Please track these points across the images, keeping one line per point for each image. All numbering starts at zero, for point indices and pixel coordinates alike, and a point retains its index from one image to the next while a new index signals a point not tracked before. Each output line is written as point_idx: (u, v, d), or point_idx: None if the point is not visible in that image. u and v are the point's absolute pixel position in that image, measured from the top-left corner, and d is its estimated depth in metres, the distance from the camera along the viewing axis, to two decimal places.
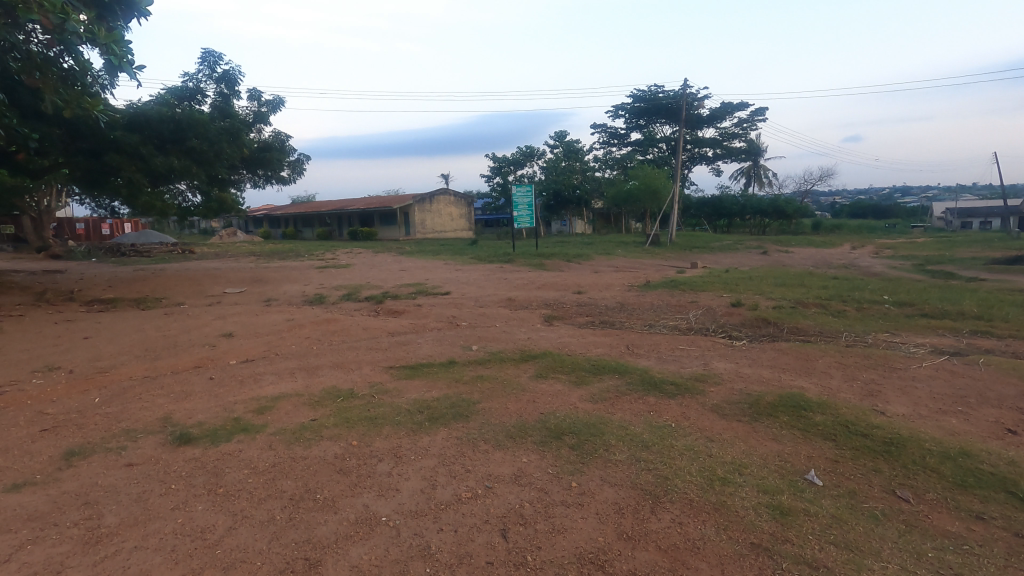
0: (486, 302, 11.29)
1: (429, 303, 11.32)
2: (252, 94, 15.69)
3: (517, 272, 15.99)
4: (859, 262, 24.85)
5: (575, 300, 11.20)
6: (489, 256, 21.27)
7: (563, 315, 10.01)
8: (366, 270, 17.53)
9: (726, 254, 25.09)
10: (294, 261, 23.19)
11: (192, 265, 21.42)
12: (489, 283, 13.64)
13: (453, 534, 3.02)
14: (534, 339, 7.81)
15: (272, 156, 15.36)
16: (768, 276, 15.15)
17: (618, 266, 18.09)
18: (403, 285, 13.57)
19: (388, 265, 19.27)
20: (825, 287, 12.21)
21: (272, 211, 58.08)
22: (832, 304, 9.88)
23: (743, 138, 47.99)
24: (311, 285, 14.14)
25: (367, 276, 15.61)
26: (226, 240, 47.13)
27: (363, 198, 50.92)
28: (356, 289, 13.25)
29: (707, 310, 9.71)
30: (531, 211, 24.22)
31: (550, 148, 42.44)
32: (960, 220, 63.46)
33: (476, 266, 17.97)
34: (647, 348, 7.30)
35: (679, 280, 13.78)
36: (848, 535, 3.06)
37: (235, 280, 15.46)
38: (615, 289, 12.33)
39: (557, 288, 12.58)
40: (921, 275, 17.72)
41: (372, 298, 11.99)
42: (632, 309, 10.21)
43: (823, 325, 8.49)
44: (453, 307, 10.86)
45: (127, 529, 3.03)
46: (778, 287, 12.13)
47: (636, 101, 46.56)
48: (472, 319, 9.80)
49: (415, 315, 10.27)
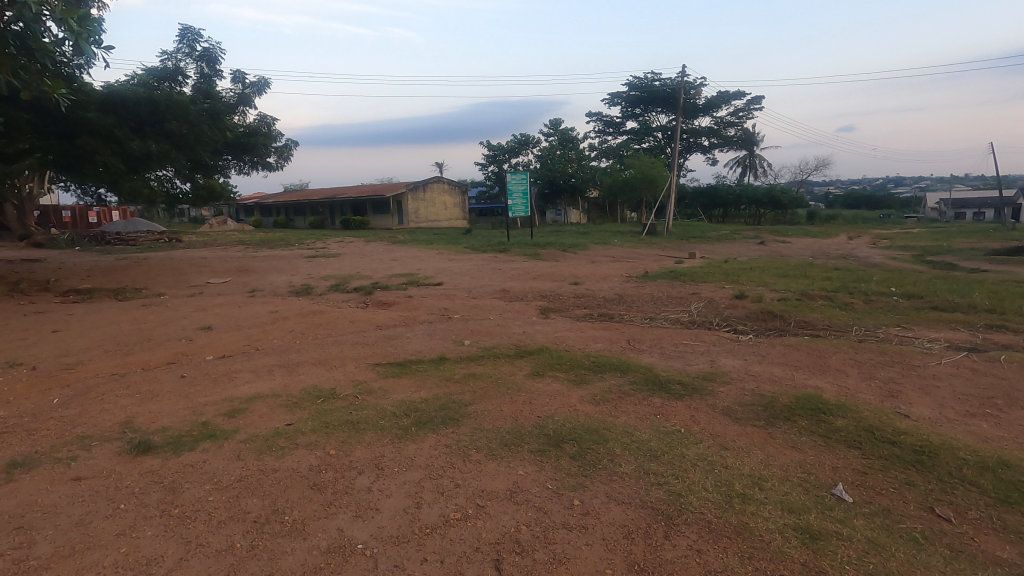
0: (480, 293, 10.87)
1: (420, 294, 10.88)
2: (235, 75, 15.09)
3: (511, 262, 15.54)
4: (857, 252, 24.59)
5: (572, 291, 10.80)
6: (482, 246, 20.80)
7: (560, 307, 9.61)
8: (357, 259, 17.06)
9: (724, 244, 24.75)
10: (284, 251, 22.66)
11: (177, 254, 20.81)
12: (483, 273, 13.21)
13: (439, 565, 2.62)
14: (530, 333, 7.42)
15: (258, 142, 14.80)
16: (770, 266, 14.80)
17: (615, 256, 17.66)
18: (394, 275, 13.13)
19: (380, 255, 18.75)
20: (828, 278, 11.85)
21: (264, 199, 57.20)
22: (838, 296, 9.52)
23: (739, 128, 47.59)
24: (299, 275, 13.66)
25: (357, 266, 15.12)
26: (216, 229, 46.48)
27: (355, 187, 50.23)
28: (345, 279, 12.78)
29: (710, 302, 9.34)
30: (526, 199, 23.75)
31: (545, 136, 41.86)
32: (954, 210, 63.49)
33: (470, 256, 17.53)
34: (649, 343, 6.90)
35: (678, 271, 13.42)
36: (889, 565, 2.68)
37: (220, 269, 14.96)
38: (613, 280, 11.94)
39: (553, 279, 12.18)
40: (921, 267, 17.43)
41: (361, 289, 11.56)
42: (631, 301, 9.82)
43: (832, 319, 8.12)
44: (445, 299, 10.44)
45: (60, 561, 2.62)
46: (781, 278, 11.75)
47: (632, 90, 46.03)
48: (465, 312, 9.38)
49: (405, 307, 9.83)
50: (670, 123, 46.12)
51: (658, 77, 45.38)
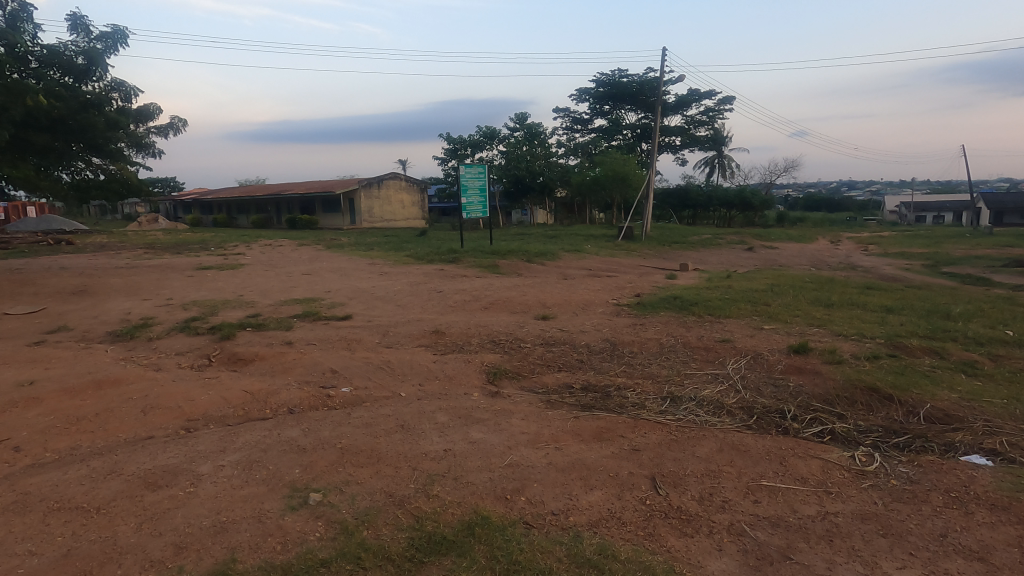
0: (401, 337, 7.18)
1: (307, 340, 7.09)
2: (75, 23, 10.97)
3: (458, 279, 11.80)
4: (857, 261, 21.77)
5: (539, 334, 7.19)
6: (428, 254, 16.98)
7: (520, 367, 6.00)
8: (262, 272, 13.10)
9: (710, 251, 21.68)
10: (186, 257, 18.28)
11: (42, 261, 16.35)
12: (416, 299, 9.48)
13: None
14: (459, 460, 3.73)
15: (98, 119, 10.77)
16: (786, 286, 11.55)
17: (592, 270, 14.17)
18: (289, 302, 9.27)
19: (297, 265, 14.79)
20: (889, 309, 8.58)
21: (203, 195, 51.70)
22: (944, 347, 6.20)
23: (709, 127, 45.09)
24: (155, 299, 9.68)
25: (251, 283, 11.21)
26: (140, 228, 41.26)
27: (302, 183, 45.66)
28: (213, 309, 8.85)
29: (757, 362, 5.90)
30: (484, 197, 20.06)
31: (510, 131, 38.37)
32: (914, 213, 62.69)
33: (408, 268, 13.76)
34: (699, 491, 3.36)
35: (680, 294, 10.01)
36: None
37: (53, 289, 10.81)
38: (597, 311, 8.43)
39: (512, 310, 8.56)
40: (950, 282, 14.53)
41: (223, 327, 7.69)
42: (632, 356, 6.28)
43: (981, 404, 4.74)
44: (341, 351, 6.68)
45: None
46: (828, 309, 8.41)
47: (599, 85, 42.89)
48: (363, 381, 5.68)
49: (270, 370, 6.04)
50: (641, 121, 43.13)
51: (627, 73, 42.44)
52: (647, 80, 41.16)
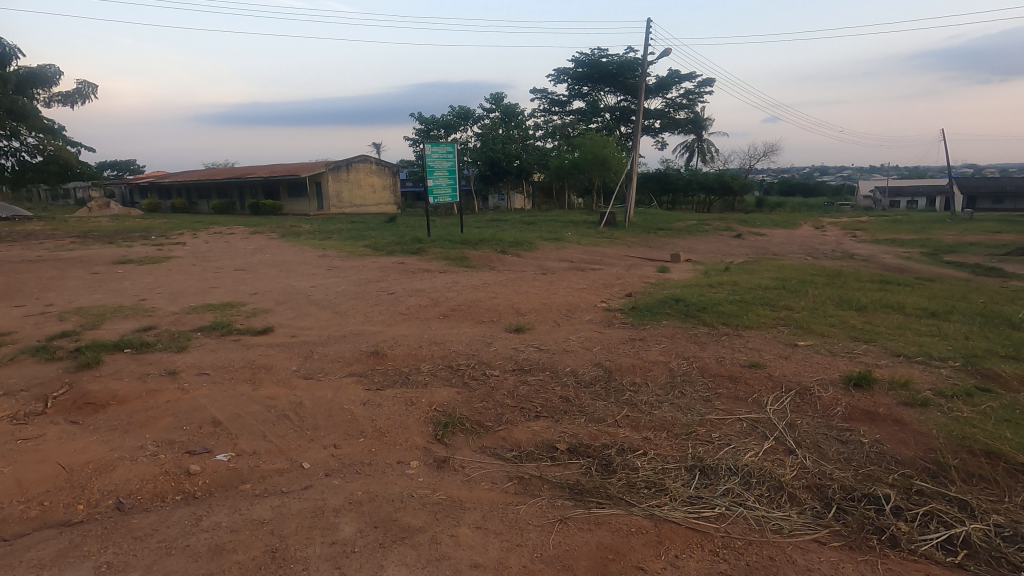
0: (326, 362, 5.40)
1: (199, 368, 5.28)
2: None
3: (418, 276, 9.98)
4: (850, 248, 20.60)
5: (510, 356, 5.47)
6: (389, 243, 15.07)
7: (481, 413, 4.26)
8: (187, 266, 11.09)
9: (696, 239, 20.24)
10: (114, 249, 16.01)
11: None
12: (359, 304, 7.65)
13: None
14: None
15: None
16: (795, 282, 10.03)
17: (575, 262, 12.45)
18: (198, 310, 7.37)
19: (235, 258, 12.76)
20: (934, 315, 7.05)
21: (160, 178, 48.40)
22: None
23: (689, 110, 43.55)
24: (28, 306, 7.66)
25: (165, 282, 9.23)
26: (88, 214, 38.21)
27: (266, 166, 42.98)
28: (95, 320, 6.91)
29: (809, 404, 4.28)
30: (453, 180, 18.12)
31: (485, 111, 36.27)
32: (891, 198, 62.35)
33: (362, 262, 11.84)
34: None
35: (681, 294, 8.38)
36: None
37: None
38: (585, 320, 6.76)
39: (477, 320, 6.81)
40: (962, 274, 13.24)
41: (92, 347, 5.79)
42: (635, 392, 4.61)
43: None
44: (238, 386, 4.86)
45: None
46: (864, 315, 6.86)
47: (578, 65, 40.86)
48: (251, 442, 3.89)
49: (124, 420, 4.22)
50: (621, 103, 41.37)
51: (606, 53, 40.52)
52: (627, 61, 39.40)
